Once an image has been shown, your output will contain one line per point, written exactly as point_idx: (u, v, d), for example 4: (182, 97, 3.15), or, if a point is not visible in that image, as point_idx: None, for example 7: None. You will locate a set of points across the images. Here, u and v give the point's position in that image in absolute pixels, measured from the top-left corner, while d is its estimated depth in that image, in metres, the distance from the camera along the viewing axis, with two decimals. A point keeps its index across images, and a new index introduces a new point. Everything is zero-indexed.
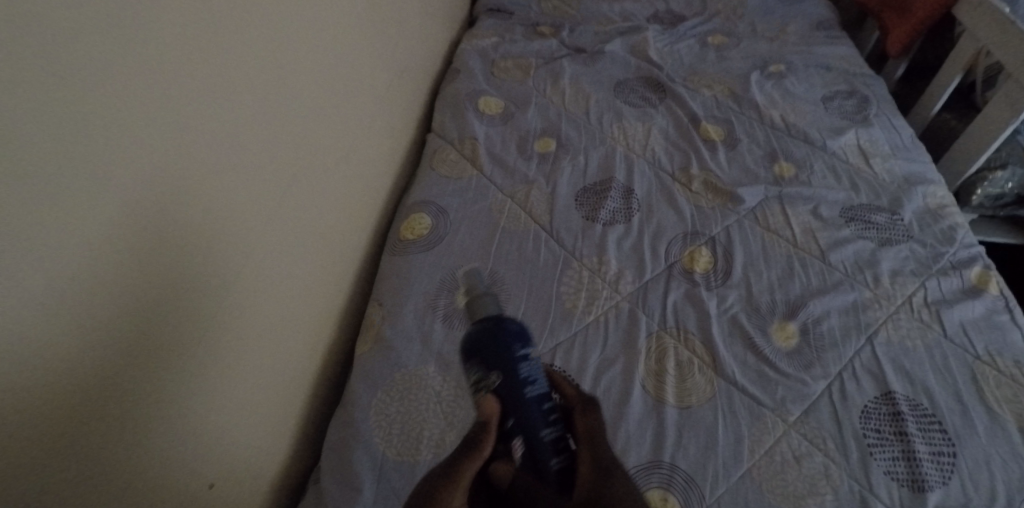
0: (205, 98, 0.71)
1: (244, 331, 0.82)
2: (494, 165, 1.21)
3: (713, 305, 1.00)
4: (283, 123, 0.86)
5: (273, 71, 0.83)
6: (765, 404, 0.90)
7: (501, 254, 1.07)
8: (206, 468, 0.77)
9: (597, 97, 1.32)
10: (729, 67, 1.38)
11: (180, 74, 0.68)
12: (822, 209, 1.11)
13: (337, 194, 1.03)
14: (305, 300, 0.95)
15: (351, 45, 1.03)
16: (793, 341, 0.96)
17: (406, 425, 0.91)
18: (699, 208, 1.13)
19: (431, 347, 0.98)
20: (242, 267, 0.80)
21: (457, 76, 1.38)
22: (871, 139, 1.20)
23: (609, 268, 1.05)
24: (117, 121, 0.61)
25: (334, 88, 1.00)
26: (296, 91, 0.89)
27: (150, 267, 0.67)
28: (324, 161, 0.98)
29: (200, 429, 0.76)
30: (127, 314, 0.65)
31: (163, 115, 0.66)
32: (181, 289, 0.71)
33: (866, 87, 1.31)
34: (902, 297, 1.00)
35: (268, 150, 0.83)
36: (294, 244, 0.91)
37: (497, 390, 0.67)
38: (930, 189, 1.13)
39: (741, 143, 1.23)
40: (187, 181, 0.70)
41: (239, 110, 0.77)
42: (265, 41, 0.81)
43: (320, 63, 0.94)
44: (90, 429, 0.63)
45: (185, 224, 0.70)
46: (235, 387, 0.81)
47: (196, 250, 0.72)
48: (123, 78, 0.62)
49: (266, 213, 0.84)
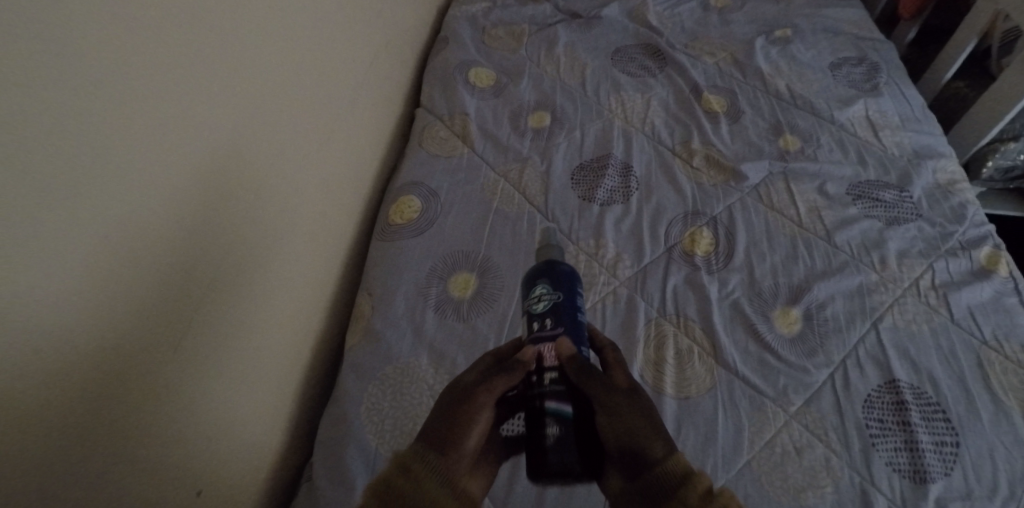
0: (175, 88, 0.68)
1: (248, 324, 0.82)
2: (485, 142, 1.16)
3: (715, 291, 0.97)
4: (271, 114, 0.84)
5: (248, 55, 0.79)
6: (765, 394, 0.88)
7: (494, 238, 1.04)
8: (199, 469, 0.75)
9: (593, 66, 1.27)
10: (732, 31, 1.32)
11: (143, 65, 0.64)
12: (828, 186, 1.07)
13: (324, 180, 0.99)
14: (297, 292, 0.93)
15: (332, 20, 0.98)
16: (796, 327, 0.93)
17: (400, 421, 0.89)
18: (700, 185, 1.09)
19: (423, 338, 0.95)
20: (235, 263, 0.79)
21: (447, 46, 1.33)
22: (880, 110, 1.16)
23: (606, 251, 1.01)
24: (76, 121, 0.59)
25: (316, 68, 0.95)
26: (277, 74, 0.85)
27: (141, 266, 0.65)
28: (309, 146, 0.94)
29: (194, 430, 0.74)
30: (119, 314, 0.63)
31: (127, 111, 0.63)
32: (175, 287, 0.70)
33: (875, 52, 1.25)
34: (909, 280, 0.96)
35: (253, 142, 0.81)
36: (286, 238, 0.89)
37: (557, 303, 0.73)
38: (941, 164, 1.09)
39: (745, 114, 1.17)
40: (163, 178, 0.67)
41: (217, 101, 0.74)
42: (238, 24, 0.76)
43: (298, 42, 0.89)
44: (89, 424, 0.62)
45: (172, 222, 0.69)
46: (238, 381, 0.81)
47: (204, 238, 0.73)
48: (78, 75, 0.58)
49: (257, 208, 0.82)
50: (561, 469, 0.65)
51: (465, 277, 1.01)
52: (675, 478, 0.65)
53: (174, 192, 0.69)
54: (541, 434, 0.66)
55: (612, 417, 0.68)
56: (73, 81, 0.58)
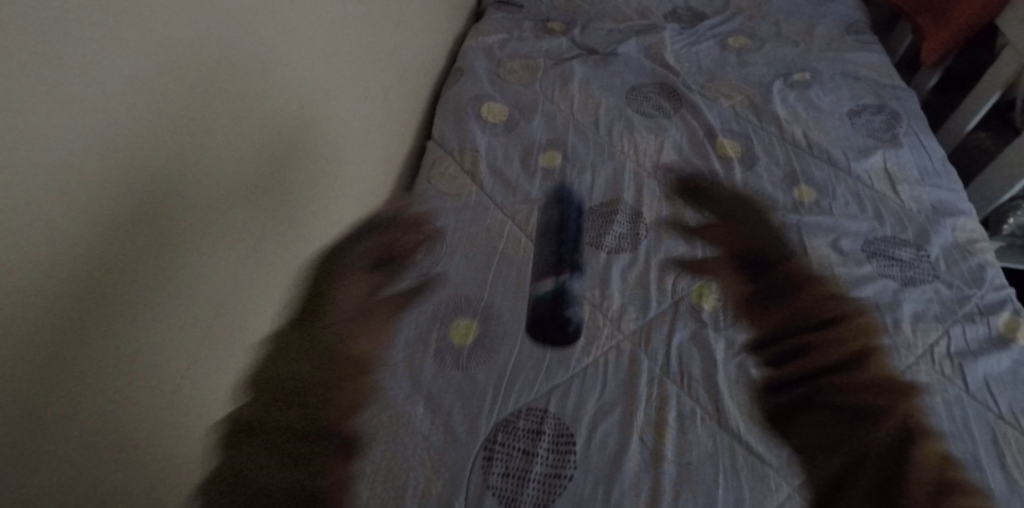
0: (153, 126, 0.72)
1: (235, 326, 0.87)
2: (494, 180, 1.15)
3: (721, 349, 0.94)
4: (285, 137, 0.91)
5: (268, 83, 0.86)
6: (769, 463, 0.84)
7: (498, 282, 1.02)
8: (156, 472, 0.79)
9: (608, 104, 1.26)
10: (749, 73, 1.31)
11: (120, 112, 0.69)
12: (842, 241, 1.04)
13: (329, 216, 1.05)
14: (289, 323, 0.96)
15: (344, 51, 1.00)
16: (804, 393, 0.89)
17: (391, 473, 0.85)
18: (711, 235, 1.06)
19: (420, 385, 0.93)
20: (218, 283, 0.84)
21: (461, 78, 1.33)
22: (899, 162, 1.13)
23: (611, 302, 0.99)
24: (43, 170, 0.64)
25: (325, 101, 0.98)
26: (271, 112, 0.88)
27: (114, 277, 0.71)
28: (313, 181, 0.99)
29: (159, 429, 0.79)
30: (89, 316, 0.69)
31: (94, 154, 0.67)
32: (151, 297, 0.75)
33: (896, 101, 1.23)
34: (924, 347, 0.93)
35: (241, 174, 0.85)
36: (285, 261, 0.95)
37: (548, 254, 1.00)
38: (961, 221, 1.05)
39: (760, 161, 1.15)
40: (136, 206, 0.72)
41: (202, 136, 0.78)
42: (230, 66, 0.80)
43: (303, 81, 0.92)
44: (54, 371, 0.67)
45: (148, 241, 0.74)
46: (215, 375, 0.85)
47: (198, 226, 0.80)
48: (49, 126, 0.64)
49: (258, 229, 0.89)
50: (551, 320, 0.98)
51: (466, 324, 0.98)
52: (798, 281, 0.99)
53: (151, 214, 0.74)
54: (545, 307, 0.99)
55: (736, 236, 1.05)
56: (47, 133, 0.64)
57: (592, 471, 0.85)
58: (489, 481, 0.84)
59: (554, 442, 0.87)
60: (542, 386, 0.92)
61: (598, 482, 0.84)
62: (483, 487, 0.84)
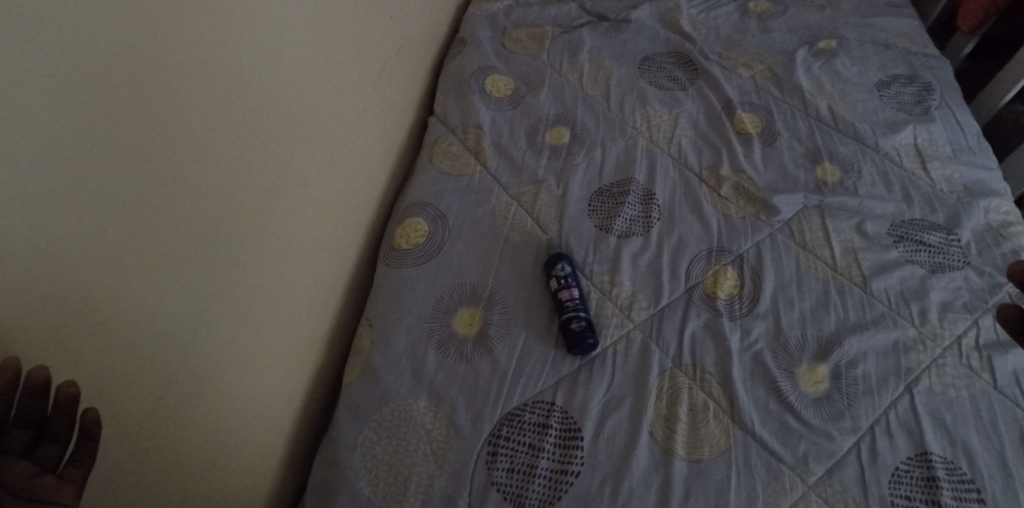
0: (182, 80, 0.67)
1: (268, 300, 0.83)
2: (500, 160, 1.11)
3: (736, 340, 0.89)
4: (310, 104, 0.88)
5: (295, 45, 0.83)
6: (784, 461, 0.80)
7: (502, 268, 0.98)
8: (177, 464, 0.72)
9: (619, 76, 1.21)
10: (770, 41, 1.25)
11: (131, 73, 0.62)
12: (867, 224, 0.99)
13: (347, 192, 1.00)
14: (295, 313, 0.89)
15: (355, 24, 0.97)
16: (823, 387, 0.85)
17: (393, 469, 0.83)
18: (728, 218, 1.01)
19: (422, 378, 0.89)
20: (239, 267, 0.77)
21: (465, 50, 1.28)
22: (930, 138, 1.07)
23: (621, 289, 0.95)
24: (59, 140, 0.57)
25: (340, 73, 0.95)
26: (277, 84, 0.81)
27: (153, 242, 0.66)
28: (332, 153, 0.95)
29: (199, 403, 0.73)
30: (100, 318, 0.61)
31: (116, 118, 0.61)
32: (166, 294, 0.68)
33: (928, 70, 1.16)
34: (951, 338, 0.88)
35: (249, 160, 0.77)
36: (308, 235, 0.91)
37: (558, 299, 0.92)
38: (995, 203, 0.99)
39: (780, 138, 1.10)
40: (139, 192, 0.64)
41: (206, 118, 0.70)
42: (229, 40, 0.72)
43: (318, 58, 0.89)
44: (89, 344, 0.61)
45: (156, 233, 0.66)
46: (251, 348, 0.81)
47: (235, 186, 0.76)
48: (52, 98, 0.56)
49: (287, 196, 0.85)
50: (580, 344, 0.88)
51: (470, 313, 0.94)
52: None
53: (157, 202, 0.66)
54: (572, 341, 0.89)
55: None
56: (48, 124, 0.56)
57: (599, 469, 0.81)
58: (493, 477, 0.81)
59: (560, 437, 0.83)
60: (549, 377, 0.88)
61: (606, 479, 0.80)
62: (487, 483, 0.81)
